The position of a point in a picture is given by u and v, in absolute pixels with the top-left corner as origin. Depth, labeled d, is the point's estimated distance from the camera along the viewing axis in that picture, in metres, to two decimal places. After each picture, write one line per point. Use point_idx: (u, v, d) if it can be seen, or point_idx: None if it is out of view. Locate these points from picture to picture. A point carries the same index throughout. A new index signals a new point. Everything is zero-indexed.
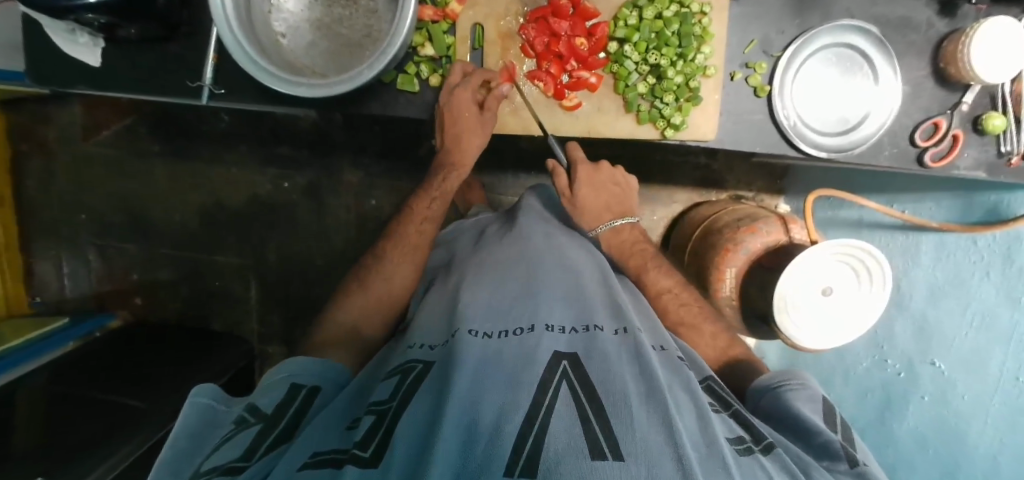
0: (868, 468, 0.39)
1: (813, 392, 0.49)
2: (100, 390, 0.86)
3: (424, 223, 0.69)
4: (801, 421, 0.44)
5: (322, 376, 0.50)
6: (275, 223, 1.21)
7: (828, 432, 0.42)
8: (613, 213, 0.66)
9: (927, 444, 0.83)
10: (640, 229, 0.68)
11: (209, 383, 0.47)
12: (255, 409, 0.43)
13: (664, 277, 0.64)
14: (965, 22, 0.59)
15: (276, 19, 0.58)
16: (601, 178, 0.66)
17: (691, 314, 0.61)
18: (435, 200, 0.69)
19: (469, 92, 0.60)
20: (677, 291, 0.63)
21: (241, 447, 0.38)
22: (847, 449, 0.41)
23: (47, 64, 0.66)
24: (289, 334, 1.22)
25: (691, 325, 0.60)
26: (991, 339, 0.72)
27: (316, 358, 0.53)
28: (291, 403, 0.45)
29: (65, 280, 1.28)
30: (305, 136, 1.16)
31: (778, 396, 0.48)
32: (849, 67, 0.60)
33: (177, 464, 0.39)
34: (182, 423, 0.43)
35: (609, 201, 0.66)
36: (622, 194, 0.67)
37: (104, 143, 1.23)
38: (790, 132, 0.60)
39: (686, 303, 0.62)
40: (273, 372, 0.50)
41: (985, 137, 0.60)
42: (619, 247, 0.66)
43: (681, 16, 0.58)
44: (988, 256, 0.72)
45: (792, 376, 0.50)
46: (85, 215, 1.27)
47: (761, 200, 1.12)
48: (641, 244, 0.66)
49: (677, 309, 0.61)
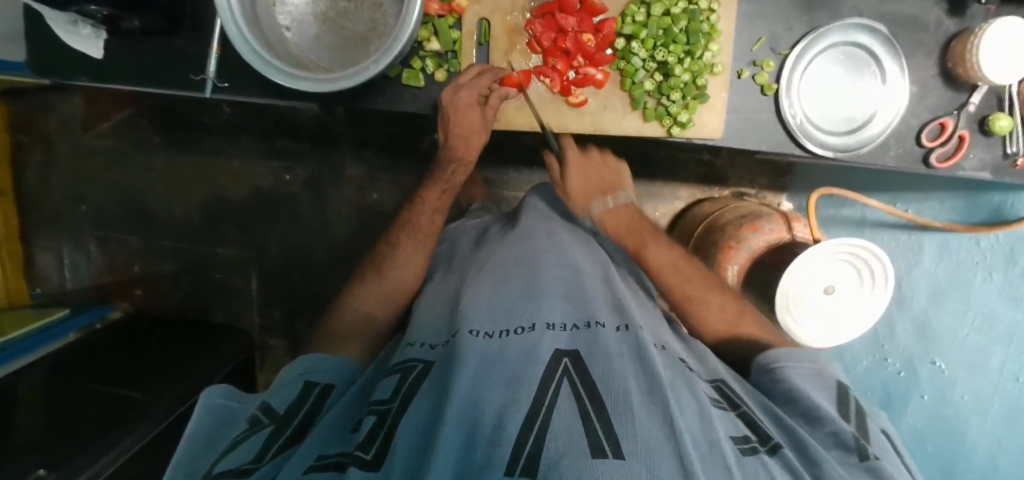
0: (880, 462, 0.39)
1: (826, 378, 0.49)
2: (102, 382, 0.86)
3: (435, 214, 0.70)
4: (810, 407, 0.44)
5: (337, 373, 0.51)
6: (277, 216, 1.21)
7: (840, 422, 0.42)
8: (603, 193, 0.67)
9: (925, 441, 0.85)
10: (634, 207, 0.68)
11: (223, 383, 0.47)
12: (268, 410, 0.43)
13: (665, 253, 0.64)
14: (974, 22, 0.58)
15: (281, 12, 0.57)
16: (590, 162, 0.68)
17: (698, 289, 0.62)
18: (444, 192, 0.71)
19: (476, 90, 0.60)
20: (677, 266, 0.63)
21: (255, 449, 0.38)
22: (859, 441, 0.41)
23: (48, 55, 0.65)
24: (291, 327, 1.22)
25: (699, 299, 0.61)
26: (992, 339, 0.74)
27: (330, 354, 0.53)
28: (303, 402, 0.46)
29: (66, 272, 1.28)
30: (306, 129, 1.15)
31: (785, 375, 0.48)
32: (857, 67, 0.60)
33: (193, 466, 0.39)
34: (197, 422, 0.43)
35: (601, 183, 0.68)
36: (609, 175, 0.69)
37: (105, 134, 1.22)
38: (797, 131, 0.59)
39: (688, 275, 0.63)
40: (287, 369, 0.51)
41: (992, 138, 0.60)
42: (617, 227, 0.66)
43: (689, 13, 0.57)
44: (990, 258, 0.73)
45: (807, 360, 0.50)
46: (87, 206, 1.26)
47: (764, 197, 1.12)
48: (637, 222, 0.66)
49: (682, 285, 0.62)
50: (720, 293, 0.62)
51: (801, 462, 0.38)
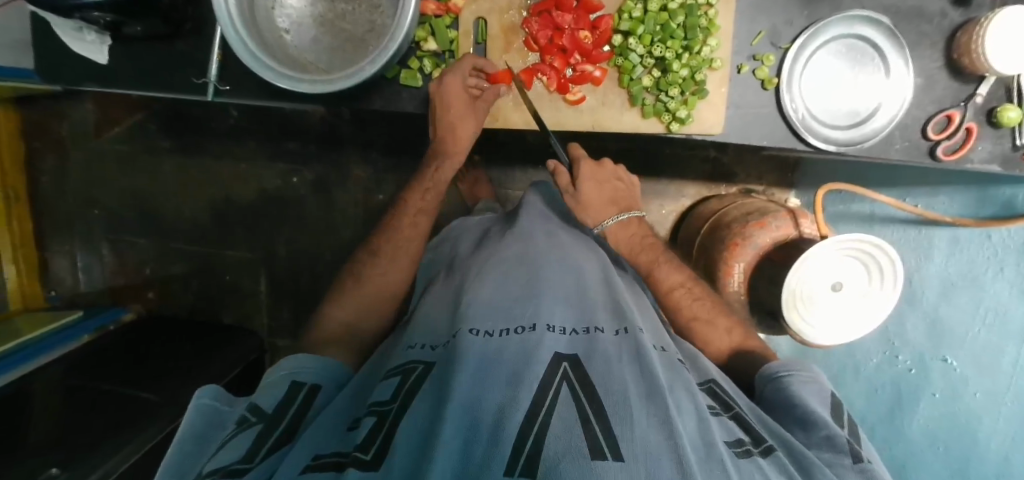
0: (872, 466, 0.39)
1: (822, 388, 0.48)
2: (111, 383, 0.88)
3: (420, 214, 0.70)
4: (806, 413, 0.44)
5: (321, 374, 0.51)
6: (285, 218, 1.22)
7: (833, 427, 0.42)
8: (617, 207, 0.67)
9: (937, 442, 0.84)
10: (645, 223, 0.69)
11: (211, 384, 0.48)
12: (256, 409, 0.44)
13: (675, 273, 0.66)
14: (980, 11, 0.57)
15: (280, 15, 0.58)
16: (605, 174, 0.68)
17: (705, 309, 0.63)
18: (428, 190, 0.70)
19: (461, 79, 0.60)
20: (688, 286, 0.65)
21: (244, 447, 0.39)
22: (852, 446, 0.40)
23: (55, 62, 0.66)
24: (298, 328, 1.23)
25: (706, 321, 0.62)
26: (1006, 337, 0.72)
27: (314, 355, 0.54)
28: (291, 402, 0.46)
29: (80, 275, 1.30)
30: (312, 131, 1.16)
31: (784, 385, 0.48)
32: (860, 59, 0.59)
33: (182, 465, 0.40)
34: (188, 423, 0.44)
35: (616, 198, 0.68)
36: (625, 190, 0.70)
37: (115, 139, 1.24)
38: (799, 125, 0.59)
39: (699, 298, 0.64)
40: (275, 368, 0.51)
41: (1000, 129, 0.59)
42: (629, 243, 0.66)
43: (686, 8, 0.57)
44: (1001, 253, 0.71)
45: (802, 368, 0.51)
46: (99, 210, 1.29)
47: (771, 194, 1.10)
48: (649, 238, 0.68)
49: (691, 305, 0.63)
50: (726, 316, 0.63)
51: (793, 461, 0.38)
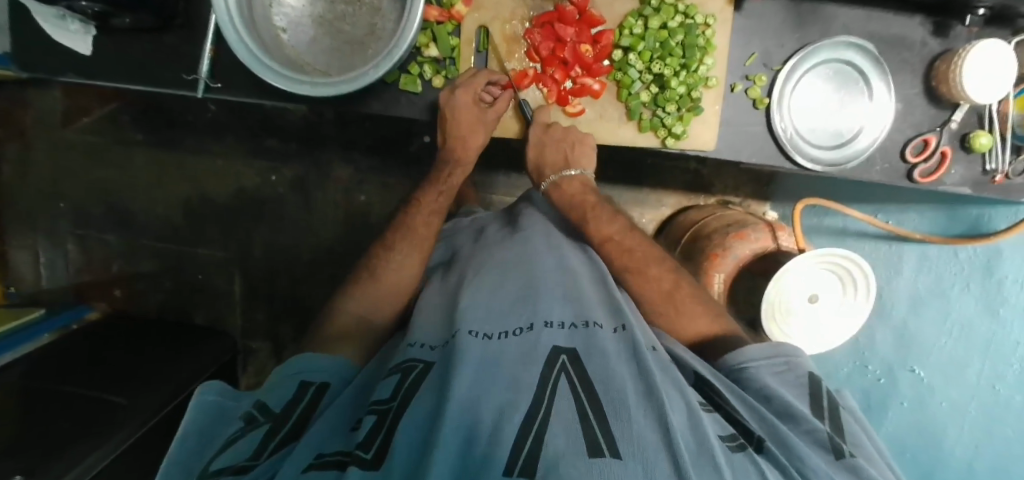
0: (856, 459, 0.39)
1: (796, 373, 0.49)
2: (76, 384, 0.84)
3: (432, 216, 0.69)
4: (784, 406, 0.44)
5: (331, 372, 0.50)
6: (262, 217, 1.19)
7: (812, 419, 0.43)
8: (555, 168, 0.67)
9: (905, 448, 0.88)
10: (582, 180, 0.67)
11: (216, 381, 0.47)
12: (265, 408, 0.43)
13: (607, 224, 0.64)
14: (957, 43, 0.60)
15: (278, 14, 0.56)
16: (550, 138, 0.64)
17: (637, 260, 0.62)
18: (442, 193, 0.70)
19: (471, 93, 0.60)
20: (618, 239, 0.63)
21: (252, 446, 0.38)
22: (833, 439, 0.41)
23: (32, 51, 0.63)
24: (274, 330, 1.20)
25: (637, 271, 0.61)
26: (969, 349, 0.78)
27: (325, 353, 0.52)
28: (300, 400, 0.45)
29: (42, 270, 1.24)
30: (294, 130, 1.13)
31: (757, 376, 0.48)
32: (846, 84, 0.61)
33: (189, 462, 0.39)
34: (190, 421, 0.42)
35: (556, 159, 0.66)
36: (569, 149, 0.65)
37: (85, 130, 1.19)
38: (787, 144, 0.60)
39: (630, 249, 0.63)
40: (283, 367, 0.50)
41: (972, 154, 0.62)
42: (562, 198, 0.68)
43: (685, 27, 0.58)
44: (969, 269, 0.76)
45: (774, 353, 0.50)
46: (64, 202, 1.23)
47: (748, 206, 1.14)
48: (583, 196, 0.67)
49: (621, 256, 0.62)
50: (658, 265, 0.61)
51: (786, 456, 0.38)
